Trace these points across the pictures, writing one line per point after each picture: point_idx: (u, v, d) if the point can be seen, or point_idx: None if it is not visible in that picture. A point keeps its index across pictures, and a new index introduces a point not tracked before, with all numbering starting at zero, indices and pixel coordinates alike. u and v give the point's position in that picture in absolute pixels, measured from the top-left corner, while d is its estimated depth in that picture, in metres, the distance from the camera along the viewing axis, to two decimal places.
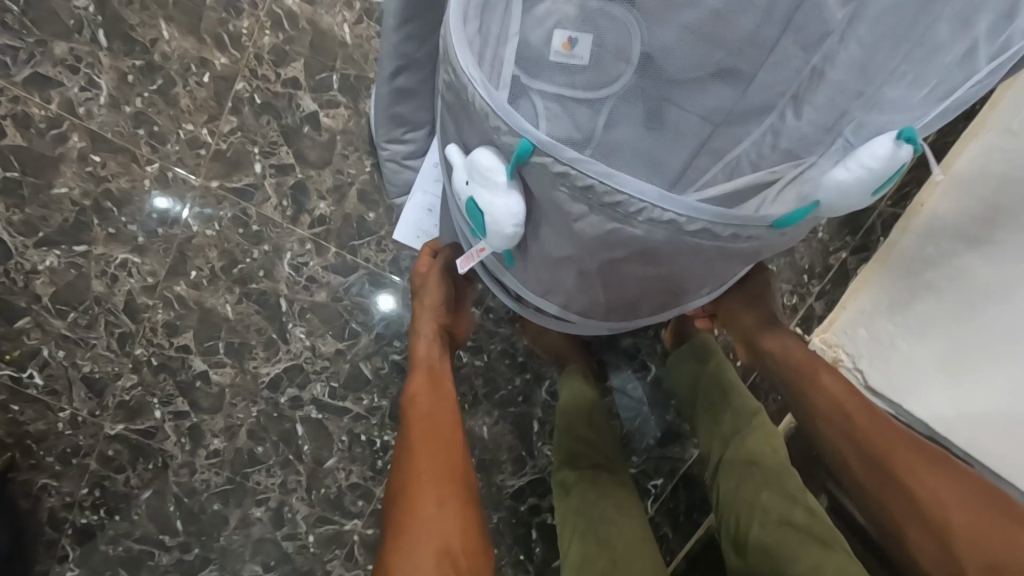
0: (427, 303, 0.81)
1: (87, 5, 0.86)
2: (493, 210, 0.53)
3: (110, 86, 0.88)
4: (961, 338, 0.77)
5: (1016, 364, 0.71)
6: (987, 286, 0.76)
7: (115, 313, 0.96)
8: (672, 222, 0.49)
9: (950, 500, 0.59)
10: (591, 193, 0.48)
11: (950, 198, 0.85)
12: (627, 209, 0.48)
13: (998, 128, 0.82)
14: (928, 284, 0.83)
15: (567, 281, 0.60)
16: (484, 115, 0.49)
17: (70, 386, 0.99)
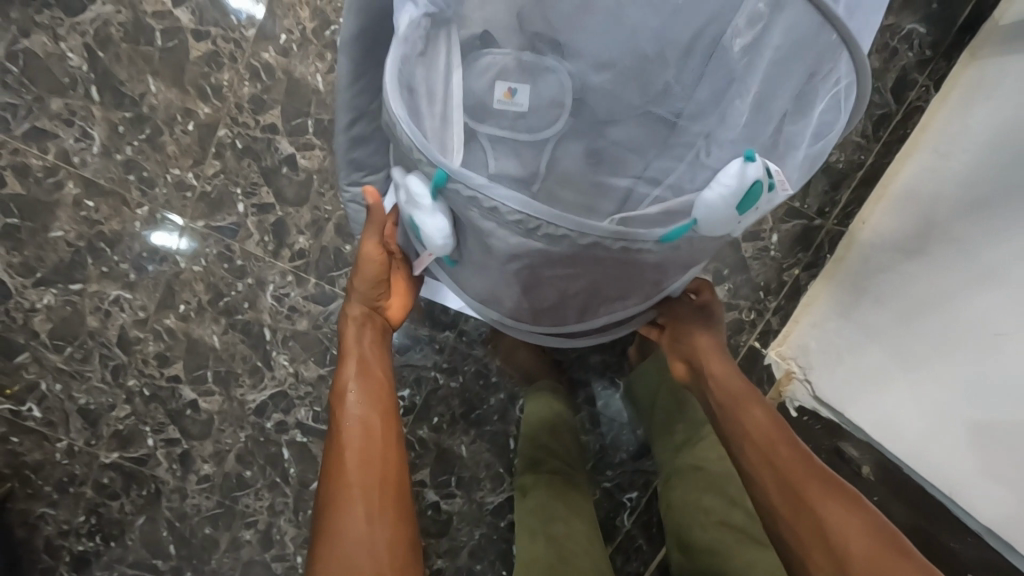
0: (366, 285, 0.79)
1: (80, 64, 0.92)
2: (427, 228, 0.60)
3: (102, 136, 0.95)
4: (907, 346, 0.81)
5: (959, 371, 0.75)
6: (932, 295, 0.80)
7: (109, 346, 1.02)
8: (564, 237, 0.55)
9: (853, 538, 0.60)
10: (496, 212, 0.54)
11: (889, 216, 0.90)
12: (529, 226, 0.54)
13: (931, 149, 0.87)
14: (876, 295, 0.87)
15: (495, 288, 0.66)
16: (410, 151, 0.56)
17: (66, 417, 1.04)
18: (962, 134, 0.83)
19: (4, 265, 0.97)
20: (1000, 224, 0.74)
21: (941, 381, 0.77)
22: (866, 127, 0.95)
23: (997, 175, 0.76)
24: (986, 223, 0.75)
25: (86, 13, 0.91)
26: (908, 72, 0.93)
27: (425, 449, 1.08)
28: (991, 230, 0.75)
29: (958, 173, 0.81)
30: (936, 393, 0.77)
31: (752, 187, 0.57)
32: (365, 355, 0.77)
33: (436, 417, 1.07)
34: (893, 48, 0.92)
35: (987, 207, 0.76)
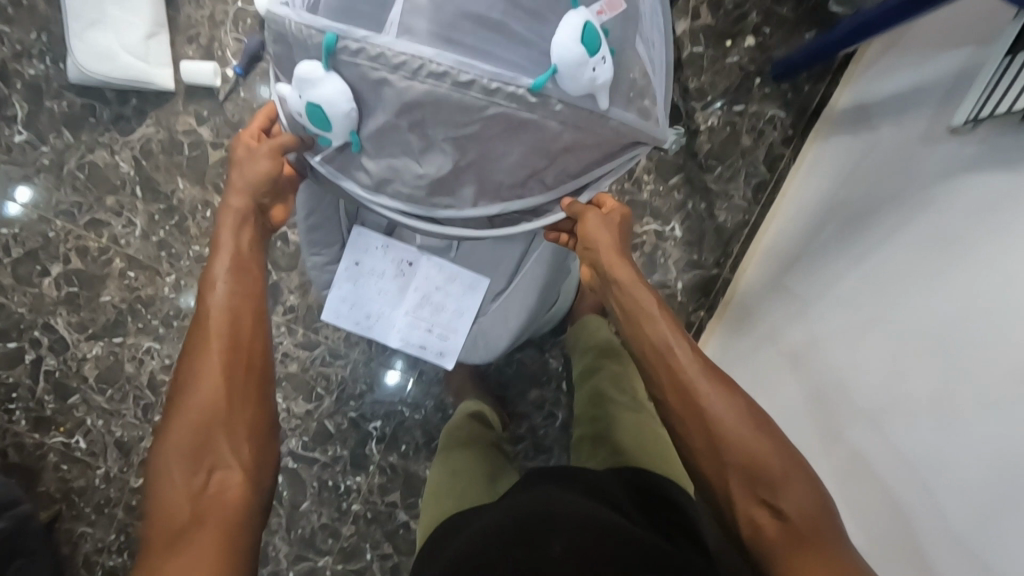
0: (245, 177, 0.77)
1: (129, 170, 1.19)
2: (326, 90, 0.63)
3: (143, 223, 1.21)
4: (792, 352, 0.94)
5: (819, 357, 0.88)
6: (809, 297, 0.94)
7: (141, 388, 1.27)
8: (446, 74, 0.60)
9: (753, 452, 0.66)
10: (382, 58, 0.61)
11: (762, 263, 1.10)
12: (410, 65, 0.60)
13: (788, 207, 1.10)
14: (766, 319, 1.03)
15: (388, 151, 0.68)
16: (300, 30, 0.64)
17: (105, 448, 1.29)
18: (829, 168, 1.02)
19: (65, 323, 1.24)
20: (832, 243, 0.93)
21: (802, 379, 0.90)
22: (746, 192, 1.15)
23: (822, 230, 0.97)
24: (819, 261, 0.95)
25: (135, 134, 1.18)
26: (775, 148, 1.14)
27: (395, 473, 1.28)
28: (820, 264, 0.94)
29: (808, 220, 1.02)
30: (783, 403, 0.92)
31: (591, 31, 0.62)
32: (248, 291, 0.75)
33: (404, 444, 1.27)
34: (760, 129, 1.13)
35: (817, 250, 0.96)
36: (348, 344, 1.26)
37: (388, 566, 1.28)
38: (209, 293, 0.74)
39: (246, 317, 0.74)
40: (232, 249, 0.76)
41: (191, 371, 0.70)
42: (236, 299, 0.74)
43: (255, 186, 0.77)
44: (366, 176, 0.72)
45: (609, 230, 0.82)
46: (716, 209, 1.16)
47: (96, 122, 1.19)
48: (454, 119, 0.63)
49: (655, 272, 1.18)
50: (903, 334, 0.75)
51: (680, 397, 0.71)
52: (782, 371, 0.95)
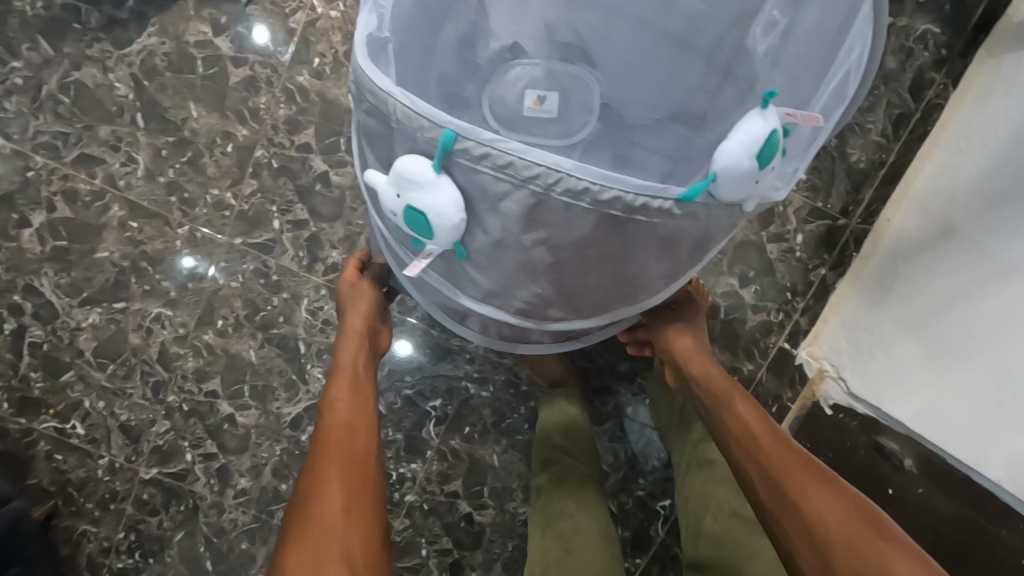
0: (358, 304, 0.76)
1: (127, 92, 0.95)
2: (434, 201, 0.49)
3: (147, 160, 0.97)
4: (962, 338, 0.79)
5: (1012, 347, 0.73)
6: (989, 273, 0.78)
7: (150, 363, 1.05)
8: (585, 191, 0.47)
9: (843, 529, 0.56)
10: (511, 168, 0.46)
11: (914, 215, 0.91)
12: (546, 181, 0.46)
13: (950, 146, 0.89)
14: (912, 293, 0.87)
15: (499, 271, 0.55)
16: (405, 118, 0.48)
17: (109, 434, 1.08)
18: (1014, 104, 0.82)
19: (53, 285, 1.02)
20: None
21: (984, 373, 0.76)
22: (886, 126, 0.97)
23: (1013, 182, 0.78)
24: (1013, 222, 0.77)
25: (134, 45, 0.94)
26: (925, 71, 0.94)
27: (457, 459, 1.10)
28: (1017, 228, 0.76)
29: (979, 171, 0.83)
30: (977, 396, 0.76)
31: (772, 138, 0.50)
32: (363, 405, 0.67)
33: (468, 426, 1.08)
34: (908, 49, 0.94)
35: (1008, 211, 0.78)
36: (401, 309, 1.06)
37: (448, 564, 1.11)
38: (328, 406, 0.65)
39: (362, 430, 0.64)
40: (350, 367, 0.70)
41: (301, 494, 0.58)
42: (354, 413, 0.65)
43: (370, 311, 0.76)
44: (472, 287, 0.59)
45: (690, 339, 0.81)
46: (848, 147, 0.98)
47: (82, 30, 0.93)
48: (578, 234, 0.49)
49: (771, 223, 1.01)
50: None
51: (766, 483, 0.62)
52: (972, 354, 0.77)
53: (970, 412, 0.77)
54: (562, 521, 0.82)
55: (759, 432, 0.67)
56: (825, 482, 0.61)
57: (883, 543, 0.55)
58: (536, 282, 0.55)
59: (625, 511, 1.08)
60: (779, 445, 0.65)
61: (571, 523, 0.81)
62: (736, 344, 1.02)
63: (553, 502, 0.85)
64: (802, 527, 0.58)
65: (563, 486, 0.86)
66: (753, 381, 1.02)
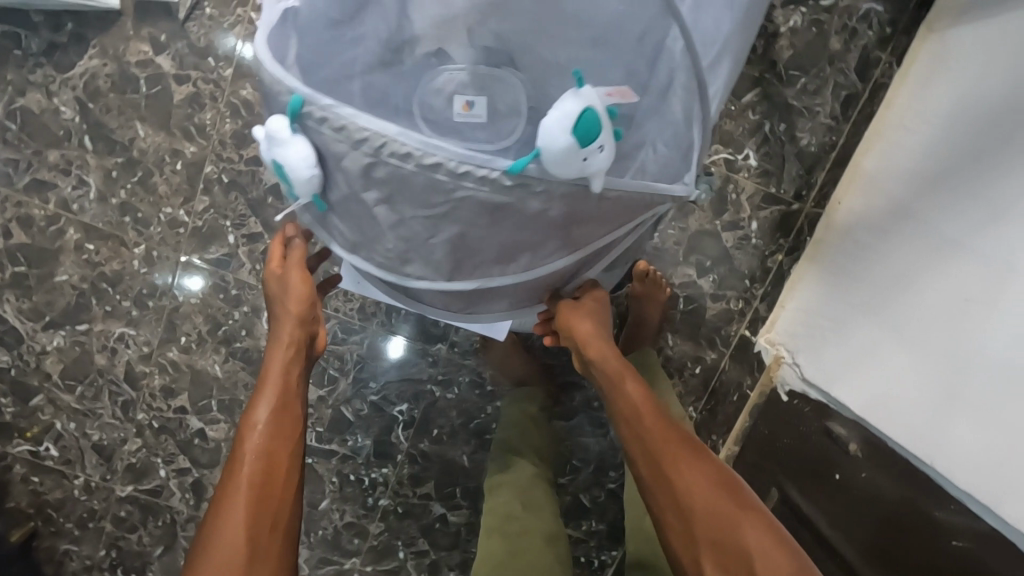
0: (291, 309, 0.73)
1: (73, 116, 0.95)
2: (288, 154, 0.56)
3: (98, 183, 0.98)
4: (902, 318, 0.76)
5: (946, 326, 0.69)
6: (928, 249, 0.74)
7: (117, 383, 1.06)
8: (409, 155, 0.53)
9: (709, 501, 0.61)
10: (345, 131, 0.53)
11: (863, 195, 0.89)
12: (373, 144, 0.53)
13: (898, 124, 0.87)
14: (860, 273, 0.84)
15: (372, 230, 0.61)
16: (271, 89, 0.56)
17: (82, 454, 1.09)
18: (957, 75, 0.79)
19: (16, 311, 1.03)
20: (963, 182, 0.72)
21: (920, 353, 0.72)
22: (834, 108, 0.96)
23: (950, 156, 0.75)
24: (949, 198, 0.73)
25: (76, 69, 0.94)
26: (870, 50, 0.93)
27: (428, 462, 1.10)
28: (953, 202, 0.72)
29: (923, 146, 0.80)
30: (914, 379, 0.72)
31: (587, 114, 0.52)
32: (285, 426, 0.66)
33: (436, 429, 1.09)
34: (853, 28, 0.93)
35: (945, 187, 0.74)
36: (361, 316, 1.06)
37: (426, 565, 1.12)
38: (249, 428, 0.64)
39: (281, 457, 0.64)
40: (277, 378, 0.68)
41: (210, 523, 0.59)
42: (275, 437, 0.64)
43: (302, 315, 0.73)
44: (341, 237, 0.65)
45: (591, 323, 0.75)
46: (798, 130, 0.97)
47: (23, 56, 0.93)
48: (421, 196, 0.55)
49: (725, 212, 1.00)
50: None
51: (647, 457, 0.66)
52: (912, 335, 0.74)
53: (903, 394, 0.73)
54: (508, 525, 0.84)
55: (644, 411, 0.69)
56: (699, 458, 0.64)
57: (743, 511, 0.60)
58: (413, 238, 0.59)
59: (597, 504, 1.09)
60: (661, 423, 0.67)
61: (517, 527, 0.83)
62: (698, 333, 1.03)
63: (501, 504, 0.86)
64: (672, 497, 0.62)
65: (512, 488, 0.88)
66: (716, 369, 1.03)
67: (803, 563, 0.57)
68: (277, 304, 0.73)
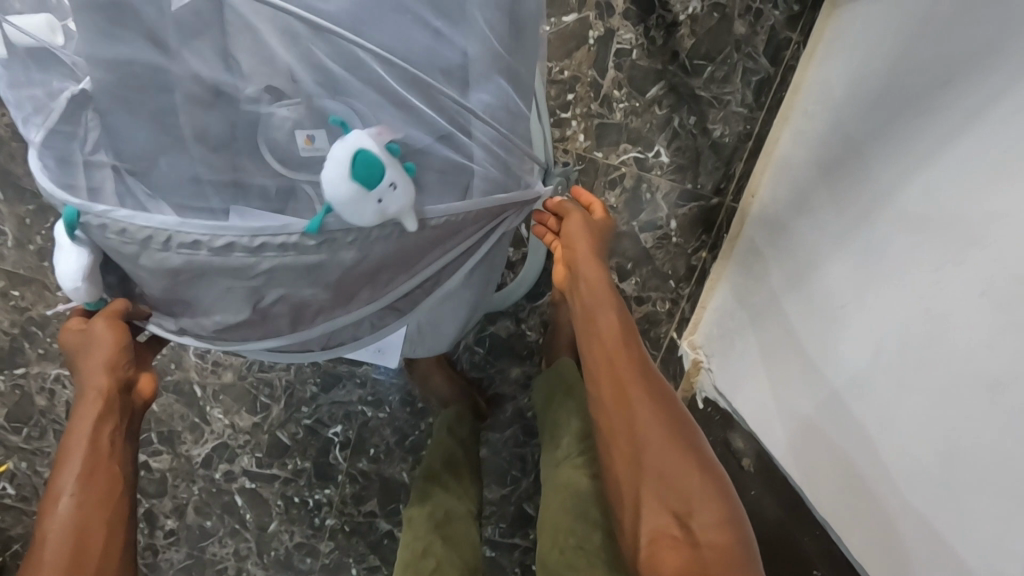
0: (94, 353, 0.60)
1: None
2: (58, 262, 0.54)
3: (14, 230, 0.99)
4: (792, 319, 0.74)
5: (822, 328, 0.68)
6: (814, 247, 0.72)
7: (60, 421, 1.09)
8: (197, 243, 0.50)
9: (664, 458, 0.57)
10: (127, 233, 0.50)
11: (771, 186, 0.86)
12: (157, 240, 0.50)
13: (800, 112, 0.83)
14: (765, 270, 0.82)
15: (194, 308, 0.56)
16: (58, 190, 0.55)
17: (37, 491, 1.12)
18: (845, 59, 0.75)
19: None
20: (841, 174, 0.69)
21: (804, 356, 0.71)
22: (746, 95, 0.91)
23: (842, 143, 0.70)
24: (841, 189, 0.68)
25: None
26: (778, 31, 0.88)
27: (368, 480, 1.10)
28: (833, 196, 0.69)
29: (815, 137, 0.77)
30: (799, 382, 0.71)
31: (363, 160, 0.48)
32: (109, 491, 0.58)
33: (373, 448, 1.09)
34: (757, 10, 0.88)
35: (838, 176, 0.69)
36: None
37: None
38: (53, 501, 0.56)
39: (95, 530, 0.56)
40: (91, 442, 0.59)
41: None
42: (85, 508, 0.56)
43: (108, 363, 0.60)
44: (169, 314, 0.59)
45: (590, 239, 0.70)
46: (709, 122, 0.92)
47: None
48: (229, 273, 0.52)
49: (641, 212, 0.96)
50: (967, 301, 0.49)
51: (606, 392, 0.62)
52: (798, 336, 0.72)
53: (791, 398, 0.72)
54: (426, 558, 0.82)
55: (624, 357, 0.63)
56: (666, 409, 0.61)
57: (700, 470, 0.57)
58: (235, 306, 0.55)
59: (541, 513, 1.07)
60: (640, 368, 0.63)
61: (433, 563, 0.82)
62: None
63: (418, 538, 0.85)
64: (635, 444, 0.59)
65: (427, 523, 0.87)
66: None
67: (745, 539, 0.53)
68: (79, 349, 0.60)
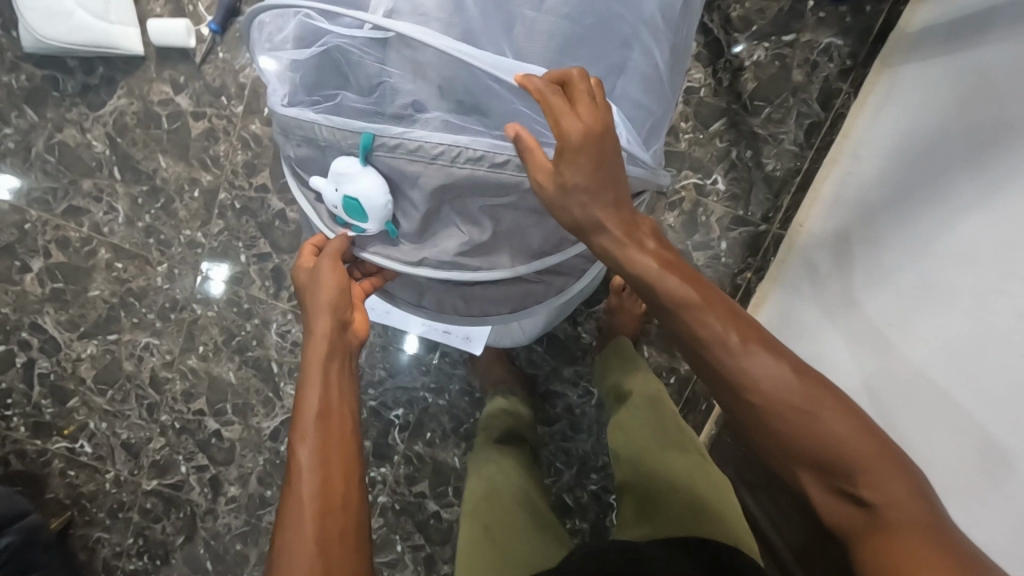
0: (323, 298, 0.68)
1: (104, 149, 1.06)
2: (364, 186, 0.60)
3: (126, 209, 1.09)
4: (848, 332, 0.82)
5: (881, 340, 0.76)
6: (872, 268, 0.80)
7: (143, 387, 1.18)
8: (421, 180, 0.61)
9: (809, 427, 0.49)
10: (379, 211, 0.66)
11: (820, 217, 0.96)
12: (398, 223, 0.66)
13: (849, 154, 0.94)
14: (821, 288, 0.90)
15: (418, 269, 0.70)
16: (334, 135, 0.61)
17: (113, 451, 1.21)
18: (894, 110, 0.87)
19: (55, 322, 1.15)
20: (897, 205, 0.78)
21: (861, 362, 0.78)
22: (798, 135, 1.02)
23: (886, 195, 0.81)
24: (895, 223, 0.78)
25: (106, 107, 1.05)
26: (831, 82, 1.00)
27: (422, 462, 1.19)
28: (893, 225, 0.78)
29: (868, 175, 0.87)
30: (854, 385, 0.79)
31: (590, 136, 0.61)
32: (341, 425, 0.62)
33: (430, 432, 1.18)
34: (814, 62, 1.00)
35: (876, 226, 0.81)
36: None
37: (421, 558, 1.18)
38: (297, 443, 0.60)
39: (336, 461, 0.60)
40: (325, 383, 0.64)
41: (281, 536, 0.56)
42: (325, 449, 0.60)
43: (329, 305, 0.68)
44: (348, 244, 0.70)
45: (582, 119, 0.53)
46: (764, 157, 1.03)
47: (60, 97, 1.04)
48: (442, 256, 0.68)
49: (697, 233, 1.06)
50: (1012, 313, 0.58)
51: (709, 365, 0.53)
52: (855, 345, 0.80)
53: None
54: (489, 468, 0.92)
55: (729, 328, 0.52)
56: (805, 382, 0.50)
57: (843, 428, 0.49)
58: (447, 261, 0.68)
59: (580, 504, 1.15)
60: (754, 332, 0.52)
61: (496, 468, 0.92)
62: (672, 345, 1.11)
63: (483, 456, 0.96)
64: (798, 439, 0.49)
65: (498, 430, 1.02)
66: (690, 380, 1.11)
67: (929, 501, 0.47)
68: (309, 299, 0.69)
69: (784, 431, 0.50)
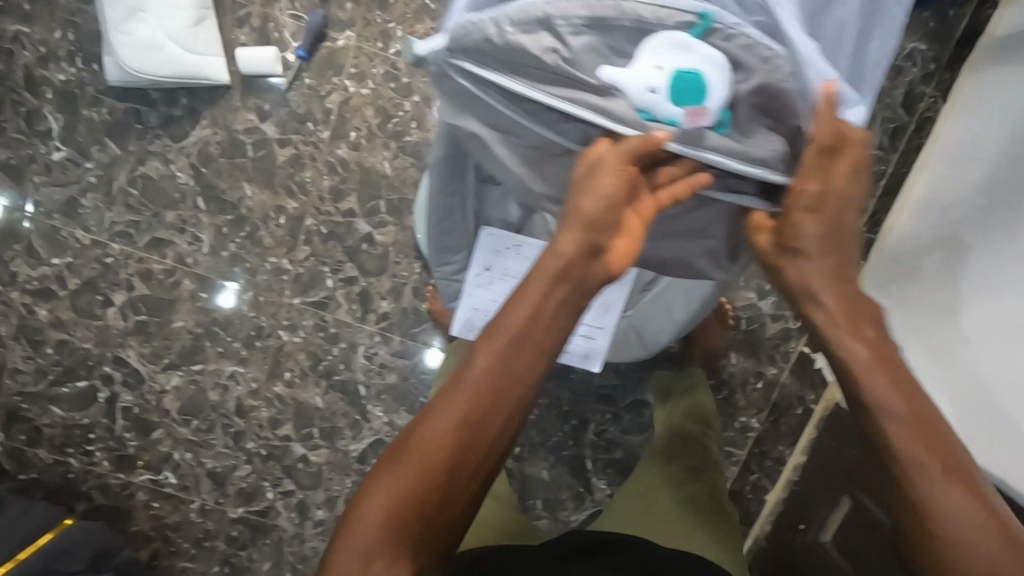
0: (581, 205, 0.60)
1: (188, 180, 1.06)
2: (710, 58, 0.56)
3: (211, 238, 1.08)
4: (942, 335, 0.83)
5: (981, 343, 0.77)
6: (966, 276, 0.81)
7: (229, 416, 1.17)
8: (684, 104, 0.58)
9: (950, 518, 0.52)
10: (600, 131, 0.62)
11: (910, 221, 0.97)
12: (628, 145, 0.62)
13: (938, 158, 0.95)
14: (910, 293, 0.92)
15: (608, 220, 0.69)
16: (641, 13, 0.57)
17: (198, 480, 1.19)
18: (984, 113, 0.87)
19: (138, 355, 1.14)
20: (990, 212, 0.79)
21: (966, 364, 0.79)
22: (882, 140, 1.04)
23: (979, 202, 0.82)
24: (989, 232, 0.79)
25: (190, 138, 1.04)
26: (914, 86, 1.02)
27: (510, 477, 1.19)
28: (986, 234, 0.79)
29: (958, 181, 0.88)
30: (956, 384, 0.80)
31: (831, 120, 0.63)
32: (535, 333, 0.60)
33: (518, 446, 1.19)
34: (897, 67, 1.02)
35: (968, 253, 0.82)
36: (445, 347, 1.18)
37: None
38: (484, 343, 0.59)
39: (510, 382, 0.59)
40: (542, 298, 0.60)
41: (430, 412, 0.59)
42: (507, 364, 0.59)
43: (587, 221, 0.60)
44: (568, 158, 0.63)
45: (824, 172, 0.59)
46: None
47: (143, 129, 1.04)
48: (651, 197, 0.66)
49: None
50: None
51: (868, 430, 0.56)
52: (952, 346, 0.81)
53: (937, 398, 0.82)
54: None
55: (908, 416, 0.55)
56: (966, 485, 0.53)
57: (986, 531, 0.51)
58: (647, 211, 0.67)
59: None
60: (931, 428, 0.55)
61: None
62: (759, 350, 1.13)
63: None
64: (931, 524, 0.52)
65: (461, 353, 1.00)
66: (776, 383, 1.13)
67: None
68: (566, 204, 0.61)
69: (915, 512, 0.53)
